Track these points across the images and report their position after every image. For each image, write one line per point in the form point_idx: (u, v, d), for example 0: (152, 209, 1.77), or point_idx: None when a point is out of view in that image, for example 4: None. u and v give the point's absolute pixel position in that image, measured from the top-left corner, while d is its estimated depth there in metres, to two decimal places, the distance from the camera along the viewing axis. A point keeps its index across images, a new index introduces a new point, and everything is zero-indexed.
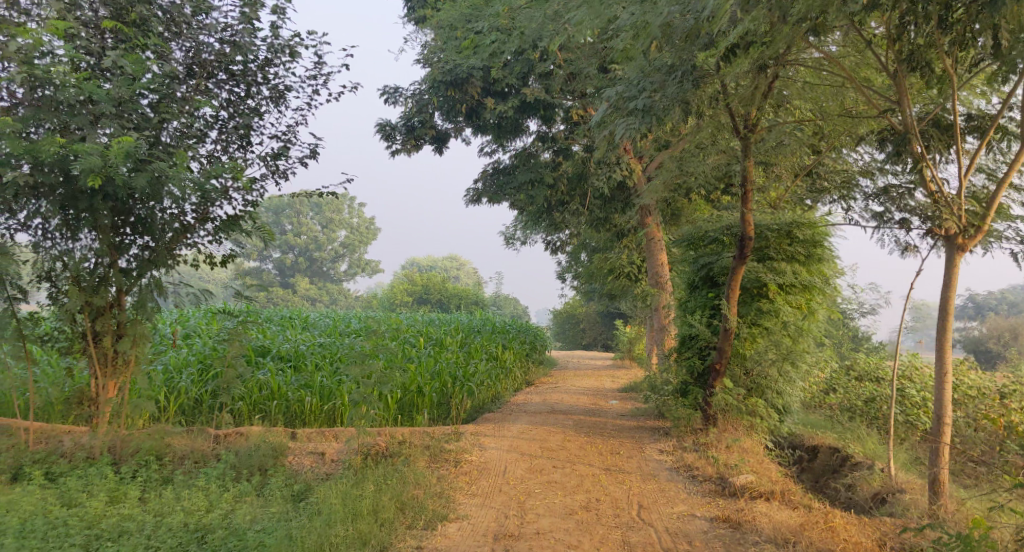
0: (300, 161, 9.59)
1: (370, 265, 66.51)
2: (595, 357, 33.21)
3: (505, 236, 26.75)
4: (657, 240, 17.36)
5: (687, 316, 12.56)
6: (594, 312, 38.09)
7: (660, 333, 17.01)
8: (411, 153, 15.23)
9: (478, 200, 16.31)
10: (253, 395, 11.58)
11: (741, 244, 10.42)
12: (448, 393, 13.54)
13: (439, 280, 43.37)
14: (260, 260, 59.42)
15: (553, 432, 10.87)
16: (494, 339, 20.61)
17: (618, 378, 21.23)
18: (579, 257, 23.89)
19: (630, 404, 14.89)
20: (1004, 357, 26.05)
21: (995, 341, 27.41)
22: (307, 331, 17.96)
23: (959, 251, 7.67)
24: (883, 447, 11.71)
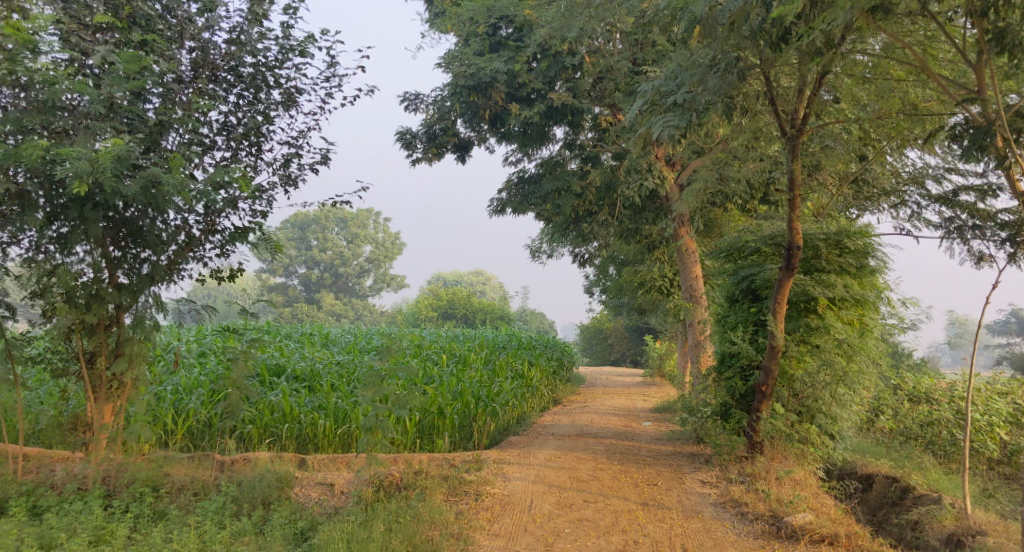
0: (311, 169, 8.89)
1: (394, 280, 66.14)
2: (623, 374, 32.36)
3: (531, 249, 26.02)
4: (691, 252, 16.55)
5: (726, 333, 11.73)
6: (622, 326, 37.25)
7: (695, 350, 16.15)
8: (433, 162, 14.55)
9: (502, 211, 15.60)
10: (264, 418, 10.91)
11: (788, 255, 9.59)
12: (471, 416, 12.78)
13: (465, 295, 42.72)
14: (285, 275, 59.24)
15: (583, 459, 10.06)
16: (520, 356, 19.84)
17: (649, 397, 20.38)
18: (608, 270, 23.11)
19: (664, 426, 14.04)
20: None
21: None
22: (325, 348, 17.32)
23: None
24: (942, 477, 10.77)
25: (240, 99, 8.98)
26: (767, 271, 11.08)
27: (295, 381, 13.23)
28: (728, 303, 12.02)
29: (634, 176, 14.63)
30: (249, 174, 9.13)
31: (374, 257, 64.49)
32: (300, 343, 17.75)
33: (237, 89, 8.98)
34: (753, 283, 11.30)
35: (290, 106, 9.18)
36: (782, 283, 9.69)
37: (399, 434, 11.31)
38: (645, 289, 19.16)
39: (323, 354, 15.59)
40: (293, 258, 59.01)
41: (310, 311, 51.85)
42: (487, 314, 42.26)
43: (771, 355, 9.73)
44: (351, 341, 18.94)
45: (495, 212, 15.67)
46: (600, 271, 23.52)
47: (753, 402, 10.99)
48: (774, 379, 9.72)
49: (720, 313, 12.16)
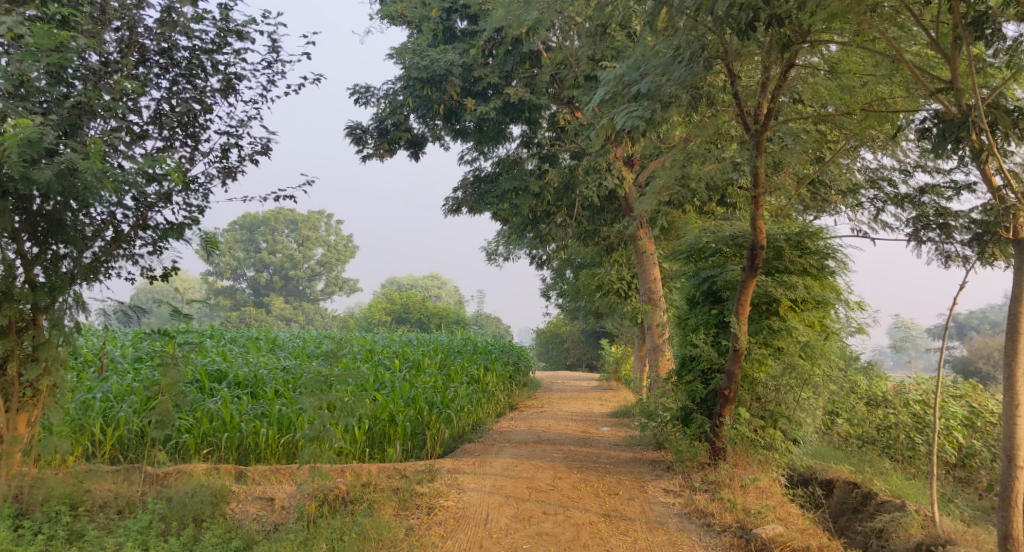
0: (252, 159, 8.32)
1: (348, 284, 65.08)
2: (579, 378, 32.04)
3: (487, 252, 25.56)
4: (649, 254, 16.23)
5: (687, 336, 11.40)
6: (577, 331, 36.98)
7: (654, 354, 15.83)
8: (385, 159, 14.03)
9: (457, 211, 15.11)
10: (201, 427, 10.32)
11: (752, 255, 9.25)
12: (424, 423, 12.24)
13: (419, 298, 42.08)
14: (235, 278, 57.87)
15: (540, 467, 9.62)
16: (476, 360, 19.36)
17: (607, 401, 20.03)
18: (564, 273, 22.75)
19: (623, 432, 13.66)
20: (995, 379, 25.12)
21: (985, 361, 26.51)
22: (272, 353, 16.65)
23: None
24: (906, 482, 10.55)
25: (174, 85, 8.36)
26: (729, 272, 10.77)
27: (237, 388, 12.58)
28: (690, 305, 11.70)
29: (592, 174, 14.27)
30: (184, 166, 8.53)
31: (326, 260, 63.36)
32: (246, 348, 17.04)
33: (170, 74, 8.37)
34: (715, 285, 10.98)
35: (228, 93, 8.59)
36: (744, 284, 9.37)
37: (346, 443, 10.74)
38: (603, 291, 18.82)
39: (269, 360, 14.92)
40: (243, 262, 57.69)
41: (259, 316, 50.67)
42: (442, 318, 41.69)
43: (732, 359, 9.38)
44: (299, 346, 18.27)
45: (450, 212, 15.17)
46: (556, 274, 23.15)
47: (715, 407, 10.65)
48: (737, 383, 9.37)
49: (681, 316, 11.83)
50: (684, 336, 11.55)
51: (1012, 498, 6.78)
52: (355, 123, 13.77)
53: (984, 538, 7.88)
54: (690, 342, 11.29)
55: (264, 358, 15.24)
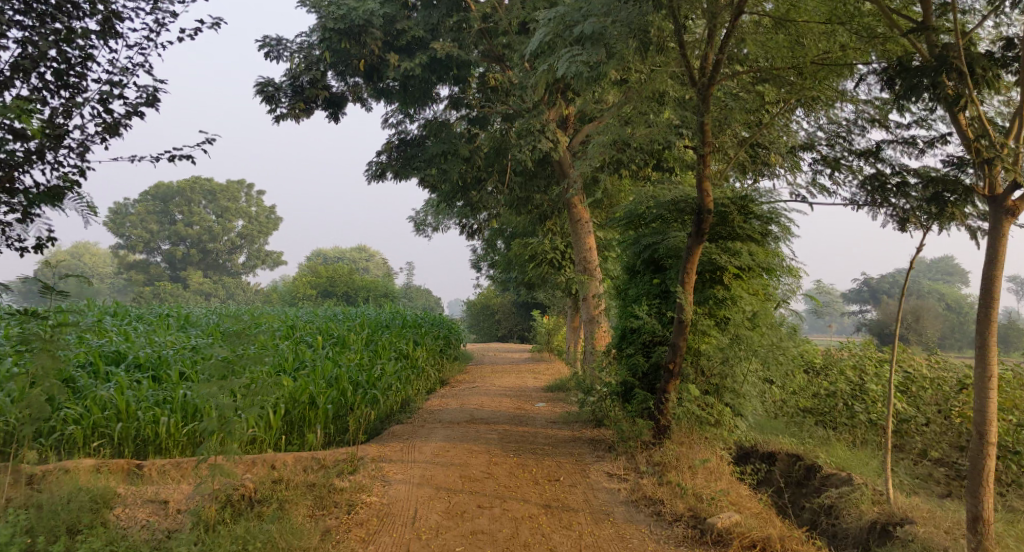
0: (136, 113, 7.29)
1: (271, 257, 62.99)
2: (510, 350, 31.44)
3: (415, 222, 24.61)
4: (584, 222, 15.61)
5: (629, 308, 10.77)
6: (510, 302, 36.32)
7: (589, 325, 15.25)
8: (302, 119, 12.98)
9: (381, 176, 14.13)
10: (91, 416, 9.43)
11: (698, 220, 8.63)
12: (348, 405, 11.35)
13: (346, 271, 40.78)
14: (150, 252, 55.33)
15: (473, 451, 8.91)
16: (404, 335, 18.47)
17: (540, 374, 19.46)
18: (495, 244, 21.99)
19: (559, 408, 13.03)
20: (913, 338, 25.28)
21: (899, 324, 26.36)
22: (185, 331, 15.55)
23: (1007, 217, 6.50)
24: (854, 453, 10.18)
25: (40, 24, 7.21)
26: (672, 238, 10.16)
27: (139, 371, 11.53)
28: (630, 274, 11.08)
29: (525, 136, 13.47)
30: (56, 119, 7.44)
31: (248, 233, 61.11)
32: (157, 325, 15.90)
33: (35, 10, 7.21)
34: (657, 252, 10.36)
35: (108, 35, 7.48)
36: (691, 252, 8.72)
37: (256, 430, 9.81)
38: (535, 261, 18.10)
39: (179, 339, 13.81)
40: (158, 234, 55.11)
41: (177, 291, 48.57)
42: (370, 291, 40.53)
43: (678, 329, 8.72)
44: (215, 323, 17.16)
45: (373, 178, 14.18)
46: (487, 245, 22.38)
47: (658, 381, 10.07)
48: (683, 356, 8.73)
49: (621, 286, 11.21)
50: (624, 306, 10.92)
51: (983, 476, 6.44)
52: (267, 80, 12.94)
53: (942, 515, 7.46)
54: (633, 313, 10.67)
55: (176, 336, 14.15)
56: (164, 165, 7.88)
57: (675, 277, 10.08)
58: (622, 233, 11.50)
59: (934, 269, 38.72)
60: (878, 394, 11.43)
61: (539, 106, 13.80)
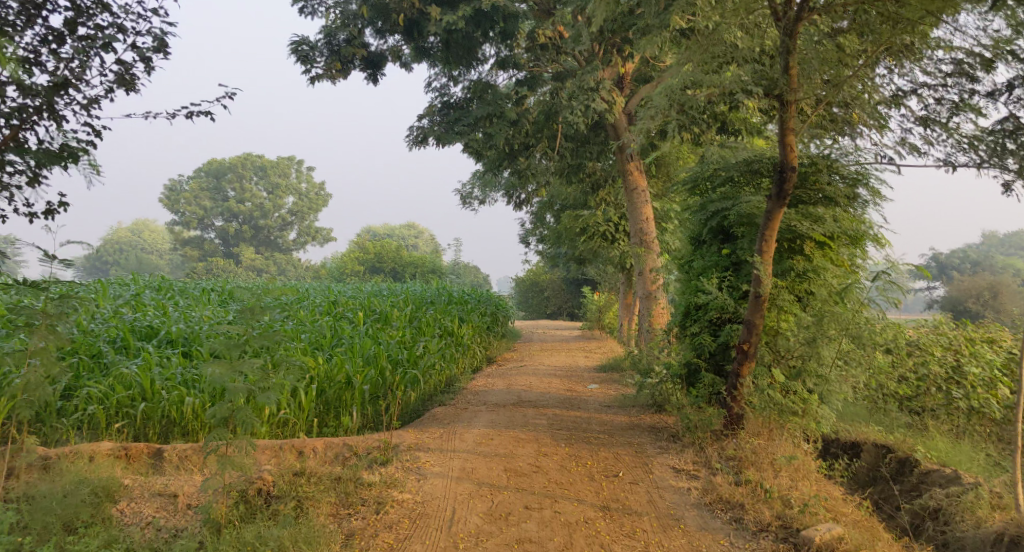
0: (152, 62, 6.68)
1: (320, 233, 62.93)
2: (560, 328, 30.47)
3: (461, 195, 23.72)
4: (640, 191, 14.53)
5: (694, 282, 9.76)
6: (559, 278, 35.35)
7: (646, 302, 14.22)
8: (338, 80, 12.19)
9: (423, 142, 13.25)
10: (115, 396, 8.76)
11: (779, 179, 7.53)
12: (388, 386, 10.60)
13: (394, 247, 40.22)
14: (201, 229, 55.66)
15: (521, 439, 8.04)
16: (450, 311, 17.65)
17: (592, 353, 18.49)
18: (545, 216, 21.01)
19: (614, 391, 12.09)
20: (991, 317, 23.65)
21: (975, 300, 24.81)
22: (225, 305, 14.97)
23: None
24: (951, 444, 9.05)
25: None
26: (745, 203, 9.11)
27: (170, 347, 10.89)
28: (695, 245, 10.07)
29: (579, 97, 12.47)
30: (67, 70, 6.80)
31: (297, 209, 61.07)
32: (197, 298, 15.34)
33: None
34: (727, 219, 9.32)
35: None
36: (770, 218, 7.67)
37: (288, 412, 9.09)
38: (587, 234, 17.10)
39: (216, 313, 13.19)
40: (210, 211, 55.42)
41: (228, 267, 48.68)
42: (418, 268, 39.98)
43: (755, 305, 7.69)
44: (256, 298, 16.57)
45: (414, 144, 13.34)
46: (537, 218, 21.43)
47: (727, 363, 9.08)
48: (759, 336, 7.71)
49: (683, 258, 10.21)
50: (688, 281, 9.91)
51: None
52: (302, 38, 12.10)
53: None
54: (698, 287, 9.66)
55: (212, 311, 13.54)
56: (178, 119, 7.21)
57: (748, 247, 9.03)
58: (686, 200, 10.47)
59: (1009, 243, 36.61)
60: (977, 379, 10.24)
61: (593, 63, 12.79)
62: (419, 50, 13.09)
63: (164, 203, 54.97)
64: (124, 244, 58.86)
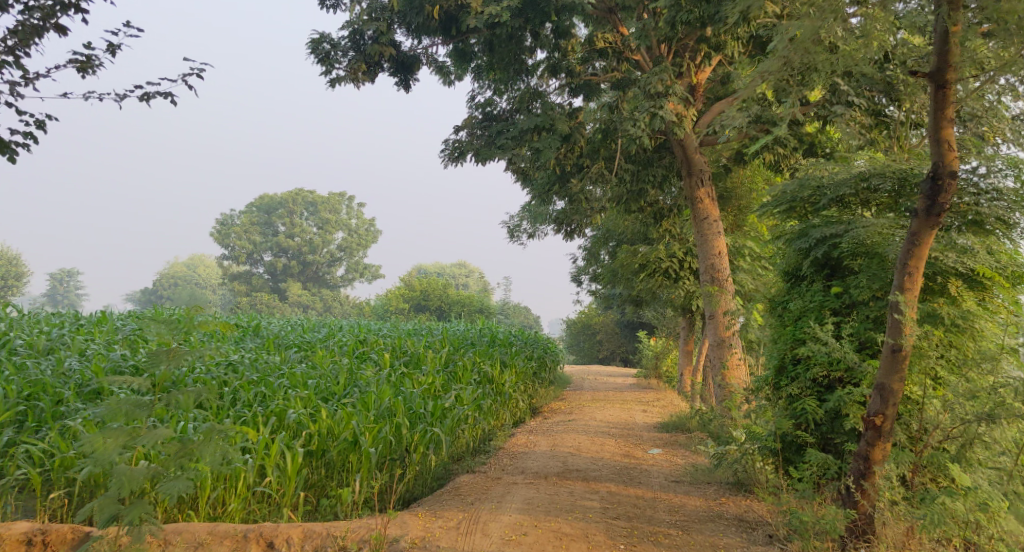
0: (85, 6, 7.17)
1: (368, 269, 61.92)
2: (614, 374, 28.24)
3: (508, 229, 21.92)
4: (712, 221, 12.47)
5: (793, 327, 7.69)
6: (612, 321, 33.17)
7: (718, 350, 12.06)
8: (363, 84, 10.43)
9: (461, 159, 11.50)
10: (53, 454, 6.96)
11: (931, 184, 5.37)
12: (403, 447, 8.68)
13: (440, 285, 38.59)
14: (250, 263, 54.98)
15: (567, 535, 6.03)
16: (489, 354, 15.58)
17: (651, 407, 16.28)
18: (599, 253, 19.06)
19: (681, 460, 9.97)
20: None
21: None
22: (235, 340, 13.19)
23: None
24: None
25: None
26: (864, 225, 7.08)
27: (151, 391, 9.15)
28: (792, 281, 8.02)
29: (644, 105, 10.59)
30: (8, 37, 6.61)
31: (345, 245, 60.21)
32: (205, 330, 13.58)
33: None
34: (838, 249, 7.29)
35: None
36: (915, 244, 5.50)
37: (266, 483, 7.22)
38: (646, 271, 14.92)
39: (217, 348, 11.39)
40: (260, 246, 54.91)
41: (272, 303, 47.69)
42: (465, 307, 38.23)
43: (892, 362, 5.56)
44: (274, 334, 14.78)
45: (449, 161, 11.60)
46: (590, 255, 19.49)
47: (839, 437, 6.97)
48: (898, 406, 5.59)
49: (774, 299, 8.17)
50: (784, 328, 7.83)
51: None
52: (322, 35, 10.36)
53: None
54: (800, 333, 7.58)
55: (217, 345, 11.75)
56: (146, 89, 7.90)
57: (868, 283, 6.98)
58: (777, 225, 8.48)
59: None
60: None
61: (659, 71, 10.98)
62: (457, 52, 11.38)
63: (214, 237, 54.48)
64: (172, 278, 58.35)
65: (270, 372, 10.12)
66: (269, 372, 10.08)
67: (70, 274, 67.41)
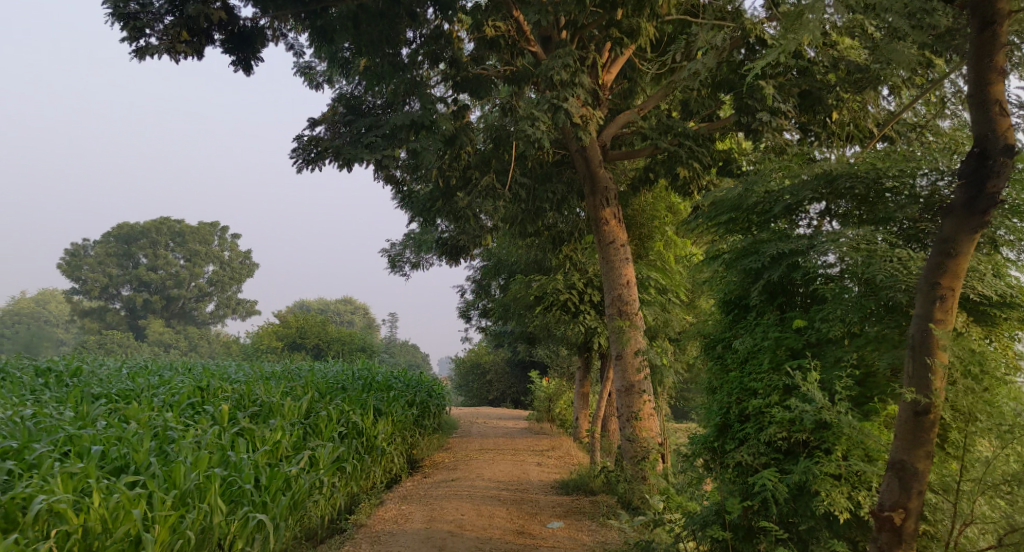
0: None
1: (241, 305, 57.96)
2: (504, 417, 26.23)
3: (388, 258, 19.72)
4: (618, 246, 10.69)
5: (742, 373, 5.89)
6: (503, 361, 31.24)
7: (626, 399, 10.13)
8: (179, 57, 8.45)
9: (317, 160, 9.44)
10: None
11: (978, 175, 3.96)
12: (214, 547, 6.99)
13: (317, 322, 35.73)
14: (107, 299, 50.20)
15: None
16: (361, 400, 13.18)
17: (546, 460, 14.30)
18: (489, 284, 17.14)
19: (589, 539, 7.98)
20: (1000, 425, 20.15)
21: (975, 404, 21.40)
22: (29, 389, 10.42)
23: None
24: None
25: None
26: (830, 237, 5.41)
27: None
28: (737, 314, 6.26)
29: (544, 96, 8.73)
30: None
31: (218, 279, 56.13)
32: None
33: None
34: (798, 271, 5.62)
35: None
36: (950, 256, 4.05)
37: None
38: (542, 305, 13.03)
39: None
40: (120, 280, 50.33)
41: (126, 342, 43.41)
42: (344, 346, 35.43)
43: (914, 432, 4.08)
44: (90, 379, 12.06)
45: (304, 164, 9.49)
46: (480, 286, 17.54)
47: (809, 525, 5.14)
48: (921, 497, 4.06)
49: (714, 337, 6.38)
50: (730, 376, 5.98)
51: None
52: None
53: None
54: (751, 382, 5.77)
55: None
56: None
57: (842, 315, 5.22)
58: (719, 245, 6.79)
59: None
60: None
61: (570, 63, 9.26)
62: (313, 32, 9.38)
63: (64, 269, 49.54)
64: (17, 315, 52.72)
65: (47, 434, 7.59)
66: (45, 435, 7.53)
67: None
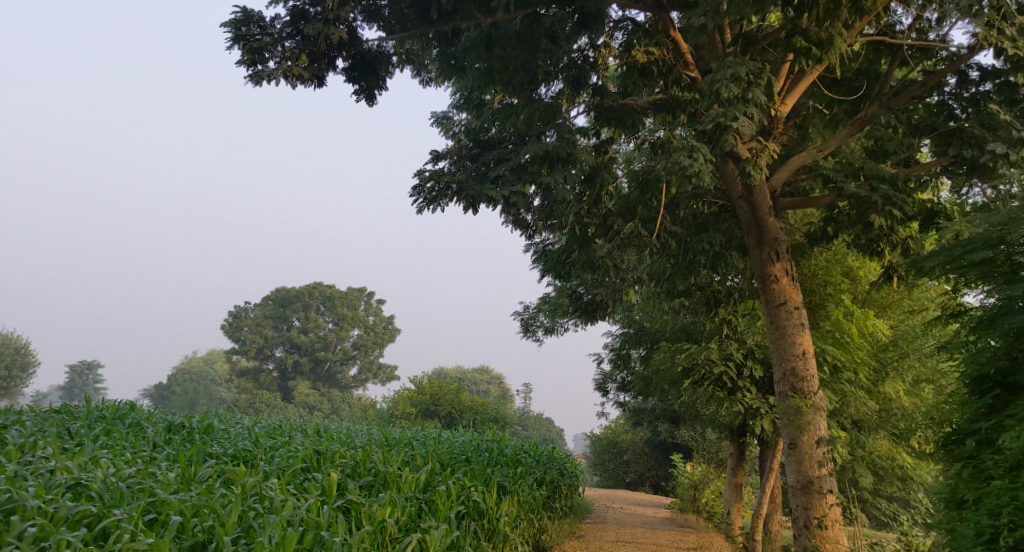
0: None
1: (382, 370, 58.42)
2: (645, 503, 23.98)
3: (523, 321, 18.43)
4: (788, 308, 8.85)
5: (1013, 484, 5.24)
6: (645, 441, 29.02)
7: (802, 498, 8.21)
8: (302, 79, 7.62)
9: (439, 198, 8.37)
10: None
11: None
12: None
13: (453, 389, 34.82)
14: (260, 359, 51.77)
15: None
16: (485, 475, 11.75)
17: None
18: (633, 353, 15.48)
19: None
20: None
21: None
22: (145, 442, 9.67)
23: None
24: None
25: None
26: None
27: None
28: (997, 399, 5.64)
29: (708, 115, 7.24)
30: None
31: (361, 343, 56.96)
32: (113, 425, 10.19)
33: None
34: None
35: None
36: None
37: None
38: (690, 377, 11.23)
39: (90, 452, 7.92)
40: (271, 341, 51.95)
41: (275, 403, 44.15)
42: (479, 415, 34.22)
43: None
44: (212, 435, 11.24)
45: (426, 204, 8.39)
46: (623, 355, 15.89)
47: None
48: None
49: (960, 429, 5.79)
50: (992, 489, 5.34)
51: None
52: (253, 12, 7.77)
53: None
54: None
55: (99, 448, 8.25)
56: None
57: None
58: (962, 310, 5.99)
59: None
60: None
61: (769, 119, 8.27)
62: (443, 59, 8.68)
63: (223, 329, 51.70)
64: (179, 371, 55.24)
65: (139, 497, 6.56)
66: (134, 497, 6.52)
67: (87, 366, 64.57)
